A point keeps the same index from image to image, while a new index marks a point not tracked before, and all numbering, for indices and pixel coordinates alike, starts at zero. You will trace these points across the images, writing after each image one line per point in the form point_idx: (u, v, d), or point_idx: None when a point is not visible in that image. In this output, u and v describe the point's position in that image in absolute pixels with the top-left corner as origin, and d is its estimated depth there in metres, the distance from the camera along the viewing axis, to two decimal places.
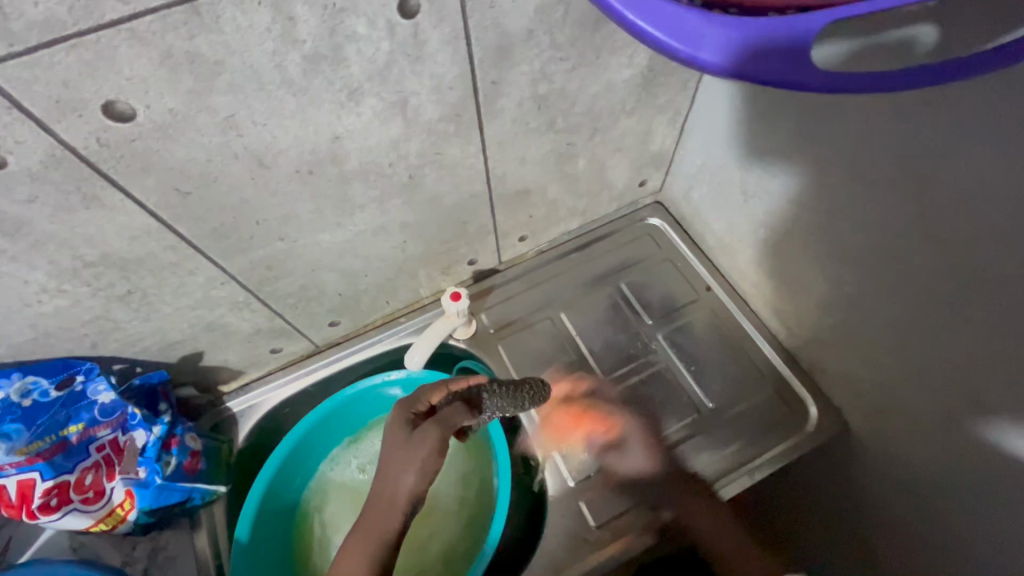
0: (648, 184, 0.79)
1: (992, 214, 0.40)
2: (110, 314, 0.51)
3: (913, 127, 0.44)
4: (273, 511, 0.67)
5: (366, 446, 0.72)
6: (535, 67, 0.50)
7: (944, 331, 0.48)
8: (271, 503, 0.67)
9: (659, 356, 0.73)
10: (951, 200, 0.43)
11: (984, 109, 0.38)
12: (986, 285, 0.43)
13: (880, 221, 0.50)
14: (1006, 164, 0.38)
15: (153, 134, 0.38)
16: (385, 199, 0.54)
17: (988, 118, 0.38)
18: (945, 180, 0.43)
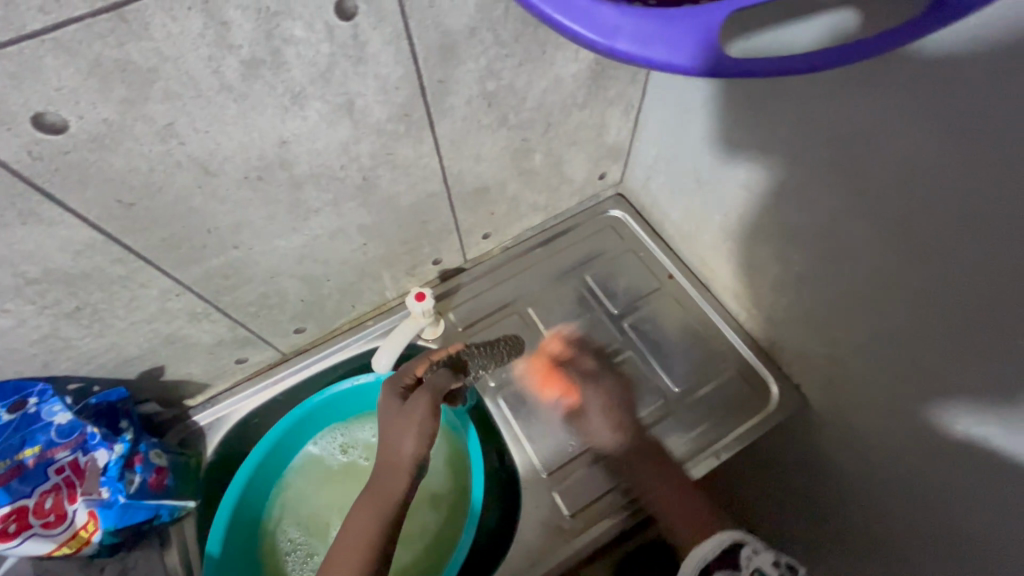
0: (607, 176, 0.81)
1: (923, 188, 0.43)
2: (60, 332, 0.50)
3: (846, 108, 0.46)
4: (250, 518, 0.67)
5: (355, 437, 0.74)
6: (481, 65, 0.50)
7: (886, 302, 0.51)
8: (245, 511, 0.67)
9: (626, 345, 0.75)
10: (886, 175, 0.45)
11: (906, 88, 0.41)
12: (921, 256, 0.45)
13: (821, 200, 0.52)
14: (927, 140, 0.41)
15: (89, 145, 0.38)
16: (339, 201, 0.54)
17: (911, 96, 0.41)
18: (878, 157, 0.45)
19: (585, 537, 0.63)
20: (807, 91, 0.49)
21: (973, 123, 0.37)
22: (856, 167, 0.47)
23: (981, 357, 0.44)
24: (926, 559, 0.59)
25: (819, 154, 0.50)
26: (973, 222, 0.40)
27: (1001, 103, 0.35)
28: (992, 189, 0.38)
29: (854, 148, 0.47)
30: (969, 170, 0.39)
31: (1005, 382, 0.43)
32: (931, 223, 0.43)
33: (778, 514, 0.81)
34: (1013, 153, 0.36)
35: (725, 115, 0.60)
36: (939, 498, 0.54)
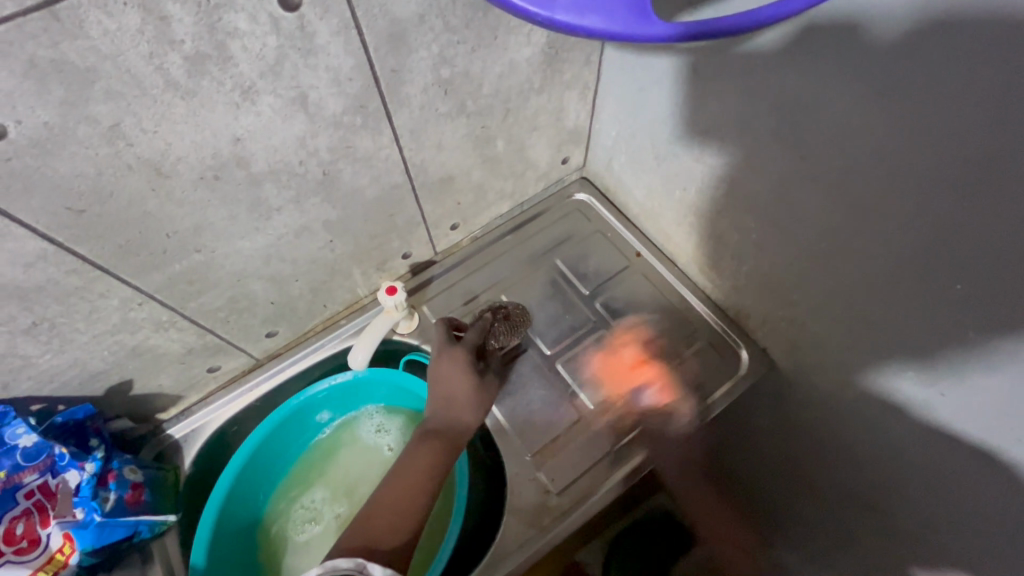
0: (571, 161, 0.82)
1: (859, 147, 0.45)
2: (18, 350, 0.48)
3: (786, 79, 0.48)
4: (270, 469, 0.70)
5: (400, 425, 0.73)
6: (433, 52, 0.50)
7: (834, 260, 0.53)
8: (268, 461, 0.69)
9: (598, 323, 0.76)
10: (830, 138, 0.47)
11: (841, 59, 0.43)
12: (861, 211, 0.48)
13: (772, 167, 0.54)
14: (861, 102, 0.43)
15: (31, 151, 0.36)
16: (301, 198, 0.54)
17: (845, 66, 0.43)
18: (822, 122, 0.47)
19: (571, 514, 0.64)
20: (749, 62, 0.51)
21: (899, 80, 0.40)
22: (798, 130, 0.50)
23: (919, 306, 0.47)
24: (889, 505, 0.62)
25: (764, 123, 0.53)
26: (906, 175, 0.42)
27: (924, 58, 0.38)
28: (919, 142, 0.40)
29: (790, 116, 0.49)
30: (900, 126, 0.41)
31: (944, 328, 0.46)
32: (871, 179, 0.46)
33: (756, 477, 0.83)
34: (936, 105, 0.38)
35: (676, 93, 0.61)
36: (897, 443, 0.57)
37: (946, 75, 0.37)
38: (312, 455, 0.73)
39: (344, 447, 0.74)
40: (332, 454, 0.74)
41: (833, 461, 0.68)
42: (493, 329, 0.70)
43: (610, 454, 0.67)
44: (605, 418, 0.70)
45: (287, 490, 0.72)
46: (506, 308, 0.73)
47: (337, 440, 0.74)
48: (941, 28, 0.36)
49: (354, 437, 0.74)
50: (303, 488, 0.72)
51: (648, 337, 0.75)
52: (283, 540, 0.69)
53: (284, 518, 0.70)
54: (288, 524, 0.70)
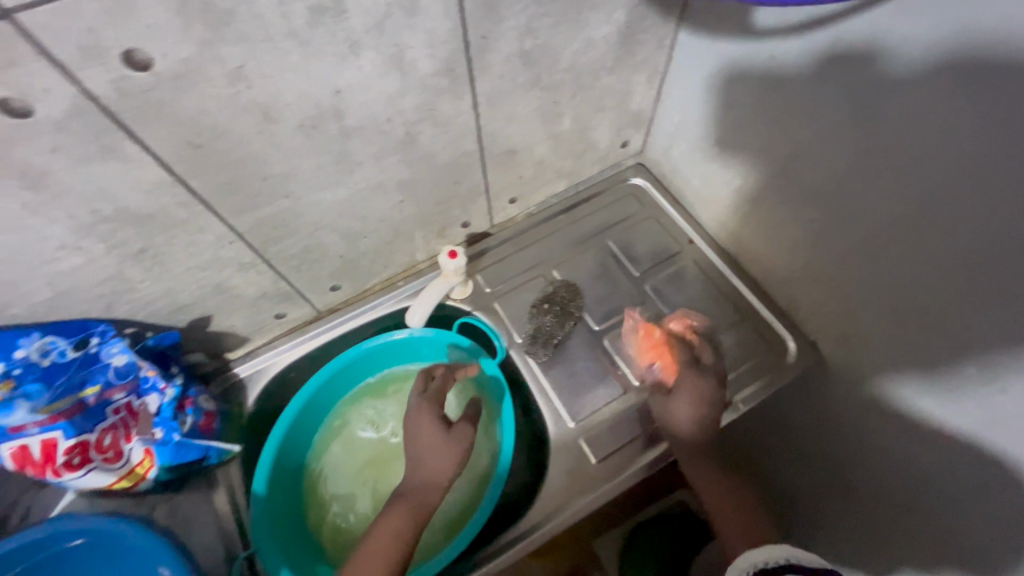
0: (629, 144, 0.84)
1: (929, 139, 0.45)
2: (123, 274, 0.52)
3: (856, 69, 0.49)
4: (356, 371, 0.74)
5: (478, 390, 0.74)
6: (521, 22, 0.53)
7: (893, 253, 0.53)
8: (359, 364, 0.74)
9: (647, 305, 0.77)
10: (897, 131, 0.47)
11: (912, 48, 0.43)
12: (912, 209, 0.49)
13: (832, 154, 0.55)
14: (931, 93, 0.43)
15: (168, 85, 0.40)
16: (383, 155, 0.57)
17: (915, 57, 0.43)
18: (890, 114, 0.47)
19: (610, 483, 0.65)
20: (821, 50, 0.51)
21: (959, 81, 0.41)
22: (867, 119, 0.50)
23: (975, 302, 0.47)
24: (930, 502, 0.61)
25: (827, 116, 0.54)
26: (962, 170, 0.43)
27: (999, 49, 0.38)
28: (982, 138, 0.41)
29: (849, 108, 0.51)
30: (972, 118, 0.41)
31: (990, 324, 0.46)
32: (935, 172, 0.45)
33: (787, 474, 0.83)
34: (999, 100, 0.39)
35: (743, 81, 0.62)
36: (952, 443, 0.56)
37: (1008, 79, 0.38)
38: (388, 380, 0.76)
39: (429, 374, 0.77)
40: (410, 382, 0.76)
41: (875, 459, 0.66)
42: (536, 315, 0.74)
43: (640, 437, 0.68)
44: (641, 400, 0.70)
45: (350, 416, 0.74)
46: (552, 294, 0.76)
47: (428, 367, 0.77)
48: (1014, 21, 0.36)
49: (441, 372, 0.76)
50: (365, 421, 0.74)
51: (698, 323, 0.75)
52: (341, 435, 0.74)
53: (353, 416, 0.75)
54: (354, 421, 0.74)
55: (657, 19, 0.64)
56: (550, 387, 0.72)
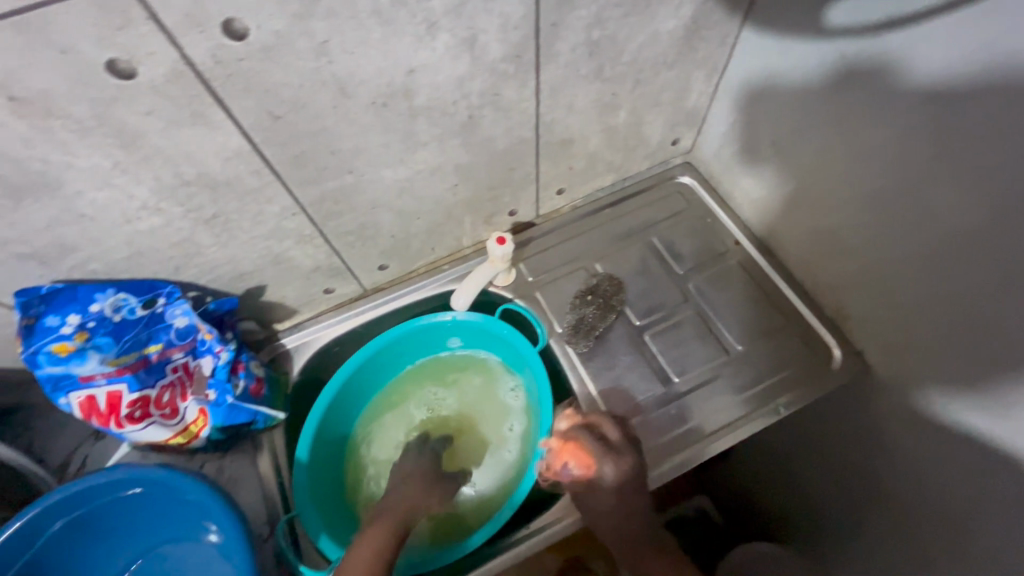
0: (680, 142, 0.84)
1: (1005, 145, 0.43)
2: (194, 238, 0.54)
3: (930, 71, 0.47)
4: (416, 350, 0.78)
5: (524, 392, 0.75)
6: (591, 12, 0.53)
7: (954, 264, 0.51)
8: (419, 343, 0.77)
9: (690, 303, 0.77)
10: (969, 135, 0.46)
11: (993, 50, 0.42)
12: (971, 220, 0.48)
13: (899, 158, 0.53)
14: (1011, 97, 0.41)
15: (258, 56, 0.41)
16: (445, 137, 0.58)
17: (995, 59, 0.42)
18: (966, 117, 0.45)
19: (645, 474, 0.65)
20: (892, 51, 0.50)
21: None
22: (938, 123, 0.48)
23: None
24: (972, 522, 0.58)
25: (868, 133, 0.56)
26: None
27: None
28: None
29: (887, 131, 0.54)
30: None
31: (1000, 347, 0.49)
32: (1009, 179, 0.44)
33: (818, 486, 0.81)
34: None
35: (805, 83, 0.61)
36: (1002, 464, 0.53)
37: None
38: (444, 366, 0.80)
39: (483, 366, 0.79)
40: (465, 370, 0.79)
41: (910, 473, 0.64)
42: (580, 304, 0.75)
43: (677, 433, 0.67)
44: (674, 399, 0.70)
45: (404, 394, 0.78)
46: (596, 283, 0.77)
47: (483, 361, 0.79)
48: None
49: (494, 367, 0.78)
50: (418, 401, 0.77)
51: (741, 324, 0.74)
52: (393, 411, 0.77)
53: (409, 396, 0.78)
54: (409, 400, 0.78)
55: (724, 15, 0.64)
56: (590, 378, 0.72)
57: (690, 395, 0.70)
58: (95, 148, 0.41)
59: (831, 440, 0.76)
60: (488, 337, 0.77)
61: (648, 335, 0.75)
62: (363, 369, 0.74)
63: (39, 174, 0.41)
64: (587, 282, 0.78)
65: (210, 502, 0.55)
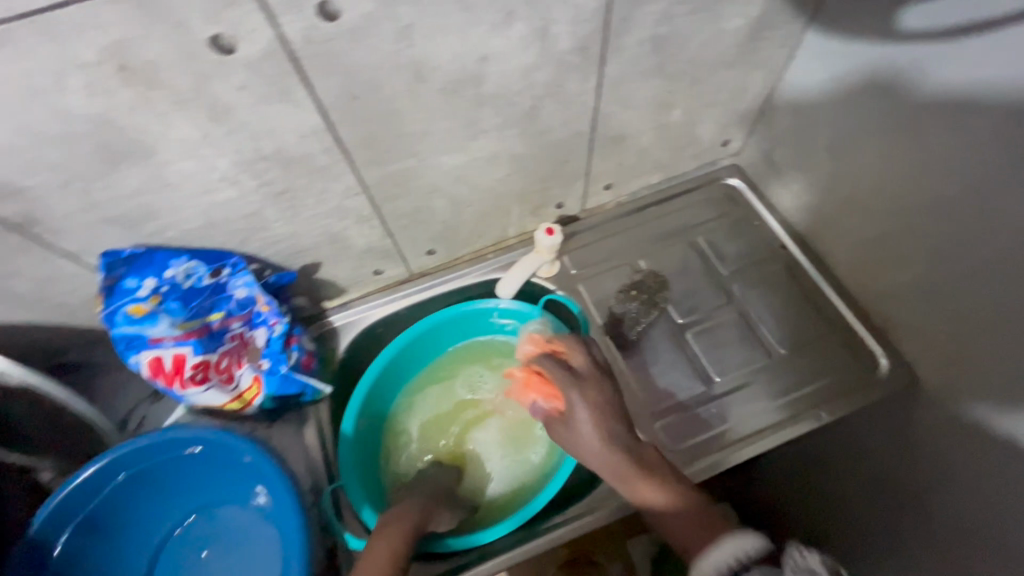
0: (730, 144, 0.83)
1: None
2: (262, 212, 0.57)
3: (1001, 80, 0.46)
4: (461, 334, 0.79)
5: None
6: (661, 7, 0.54)
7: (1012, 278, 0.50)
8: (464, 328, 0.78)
9: (733, 304, 0.77)
10: None
11: None
12: None
13: (962, 167, 0.52)
14: None
15: (346, 37, 0.43)
16: (506, 126, 0.60)
17: None
18: None
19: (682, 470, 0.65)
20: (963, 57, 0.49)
21: None
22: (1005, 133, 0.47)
23: None
24: (1012, 542, 0.57)
25: (921, 147, 0.56)
26: None
27: None
28: None
29: (923, 147, 0.56)
30: None
31: None
32: None
33: (845, 501, 0.79)
34: None
35: (868, 86, 0.61)
36: None
37: None
38: (486, 353, 0.80)
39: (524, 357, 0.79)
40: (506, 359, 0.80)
41: (944, 488, 0.63)
42: (625, 299, 0.77)
43: (716, 431, 0.68)
44: (714, 398, 0.70)
45: (451, 376, 0.79)
46: (641, 280, 0.78)
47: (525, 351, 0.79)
48: None
49: None
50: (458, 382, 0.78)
51: (784, 329, 0.74)
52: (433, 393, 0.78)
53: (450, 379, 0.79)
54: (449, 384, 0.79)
55: (789, 16, 0.63)
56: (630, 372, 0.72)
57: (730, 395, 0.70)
58: (189, 119, 0.44)
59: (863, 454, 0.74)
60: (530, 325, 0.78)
61: (689, 334, 0.75)
62: (408, 349, 0.75)
63: (136, 142, 0.44)
64: (631, 277, 0.79)
65: (264, 464, 0.58)
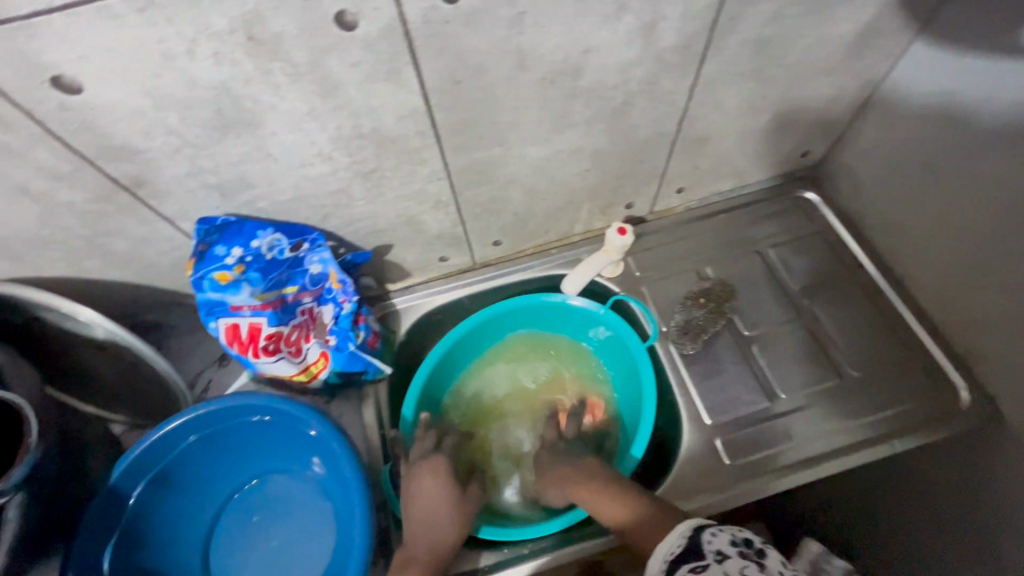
0: (810, 155, 0.81)
1: None
2: (348, 190, 0.57)
3: None
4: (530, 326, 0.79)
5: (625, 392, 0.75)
6: (772, 7, 0.52)
7: None
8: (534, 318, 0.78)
9: (804, 321, 0.74)
10: None
11: None
12: None
13: None
14: None
15: (462, 20, 0.43)
16: (594, 120, 0.59)
17: None
18: None
19: (740, 484, 0.64)
20: None
21: None
22: None
23: None
24: None
25: None
26: None
27: None
28: None
29: None
30: None
31: None
32: None
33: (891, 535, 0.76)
34: None
35: (971, 104, 0.58)
36: None
37: None
38: (550, 346, 0.80)
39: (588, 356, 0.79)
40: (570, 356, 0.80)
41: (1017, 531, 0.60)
42: (694, 304, 0.75)
43: (780, 449, 0.66)
44: (779, 415, 0.68)
45: (515, 358, 0.79)
46: (711, 287, 0.76)
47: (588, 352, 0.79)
48: None
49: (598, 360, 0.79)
50: (522, 370, 0.79)
51: (857, 350, 0.71)
52: (494, 377, 0.78)
53: (512, 367, 0.79)
54: (511, 370, 0.79)
55: (897, 25, 0.61)
56: (693, 381, 0.71)
57: (796, 413, 0.68)
58: (300, 92, 0.44)
59: (919, 488, 0.71)
60: (589, 322, 0.77)
61: (756, 347, 0.73)
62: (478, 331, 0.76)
63: (248, 111, 0.45)
64: (700, 282, 0.77)
65: (332, 439, 0.58)
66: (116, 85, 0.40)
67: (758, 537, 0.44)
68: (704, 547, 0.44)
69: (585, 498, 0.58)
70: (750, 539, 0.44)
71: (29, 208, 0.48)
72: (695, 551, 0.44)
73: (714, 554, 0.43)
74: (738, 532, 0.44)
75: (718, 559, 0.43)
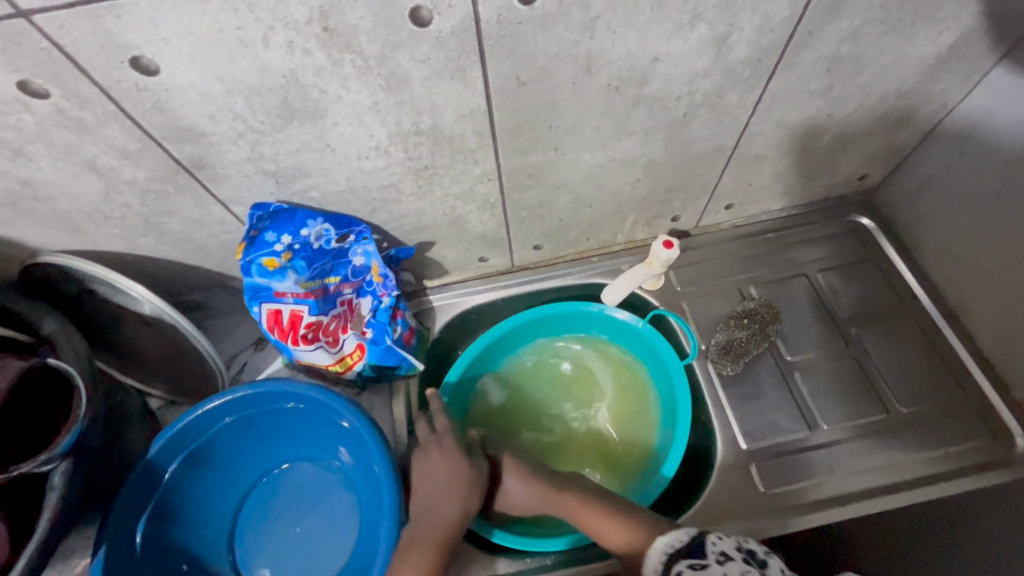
0: (867, 179, 0.78)
1: None
2: (399, 185, 0.57)
3: None
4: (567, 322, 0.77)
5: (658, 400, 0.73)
6: (852, 25, 0.50)
7: None
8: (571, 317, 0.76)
9: (851, 350, 0.71)
10: None
11: None
12: None
13: None
14: None
15: (535, 21, 0.42)
16: (653, 130, 0.57)
17: None
18: None
19: (778, 515, 0.62)
20: None
21: None
22: None
23: None
24: None
25: None
26: None
27: None
28: None
29: None
30: None
31: None
32: None
33: None
34: None
35: None
36: None
37: None
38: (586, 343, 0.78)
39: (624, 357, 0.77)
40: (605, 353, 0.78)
41: None
42: (736, 325, 0.72)
43: (821, 482, 0.63)
44: (821, 446, 0.65)
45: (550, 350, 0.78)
46: (754, 308, 0.72)
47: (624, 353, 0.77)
48: None
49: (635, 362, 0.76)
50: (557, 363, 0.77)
51: (906, 384, 0.68)
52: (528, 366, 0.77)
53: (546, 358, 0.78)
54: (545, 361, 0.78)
55: (980, 50, 0.58)
56: (730, 403, 0.69)
57: (839, 446, 0.65)
58: (365, 85, 0.44)
59: None
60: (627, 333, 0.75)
61: (798, 373, 0.70)
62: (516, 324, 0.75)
63: (313, 101, 0.45)
64: (743, 301, 0.75)
65: (365, 432, 0.57)
66: (191, 68, 0.40)
67: (763, 547, 0.45)
68: (708, 549, 0.44)
69: (579, 513, 0.55)
70: (755, 550, 0.44)
71: (93, 183, 0.49)
72: (695, 549, 0.45)
73: (718, 554, 0.44)
74: (747, 541, 0.45)
75: (721, 561, 0.43)
